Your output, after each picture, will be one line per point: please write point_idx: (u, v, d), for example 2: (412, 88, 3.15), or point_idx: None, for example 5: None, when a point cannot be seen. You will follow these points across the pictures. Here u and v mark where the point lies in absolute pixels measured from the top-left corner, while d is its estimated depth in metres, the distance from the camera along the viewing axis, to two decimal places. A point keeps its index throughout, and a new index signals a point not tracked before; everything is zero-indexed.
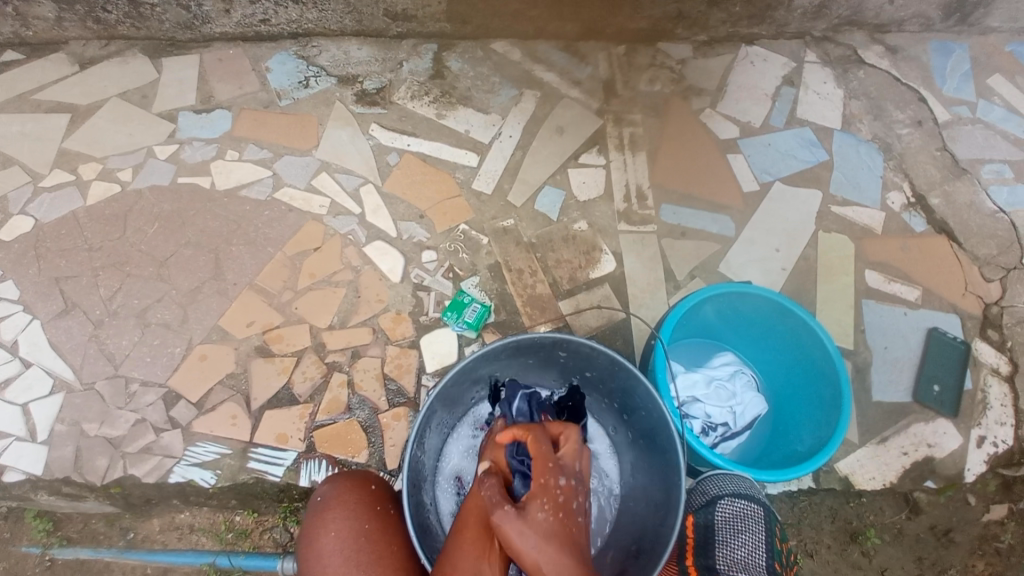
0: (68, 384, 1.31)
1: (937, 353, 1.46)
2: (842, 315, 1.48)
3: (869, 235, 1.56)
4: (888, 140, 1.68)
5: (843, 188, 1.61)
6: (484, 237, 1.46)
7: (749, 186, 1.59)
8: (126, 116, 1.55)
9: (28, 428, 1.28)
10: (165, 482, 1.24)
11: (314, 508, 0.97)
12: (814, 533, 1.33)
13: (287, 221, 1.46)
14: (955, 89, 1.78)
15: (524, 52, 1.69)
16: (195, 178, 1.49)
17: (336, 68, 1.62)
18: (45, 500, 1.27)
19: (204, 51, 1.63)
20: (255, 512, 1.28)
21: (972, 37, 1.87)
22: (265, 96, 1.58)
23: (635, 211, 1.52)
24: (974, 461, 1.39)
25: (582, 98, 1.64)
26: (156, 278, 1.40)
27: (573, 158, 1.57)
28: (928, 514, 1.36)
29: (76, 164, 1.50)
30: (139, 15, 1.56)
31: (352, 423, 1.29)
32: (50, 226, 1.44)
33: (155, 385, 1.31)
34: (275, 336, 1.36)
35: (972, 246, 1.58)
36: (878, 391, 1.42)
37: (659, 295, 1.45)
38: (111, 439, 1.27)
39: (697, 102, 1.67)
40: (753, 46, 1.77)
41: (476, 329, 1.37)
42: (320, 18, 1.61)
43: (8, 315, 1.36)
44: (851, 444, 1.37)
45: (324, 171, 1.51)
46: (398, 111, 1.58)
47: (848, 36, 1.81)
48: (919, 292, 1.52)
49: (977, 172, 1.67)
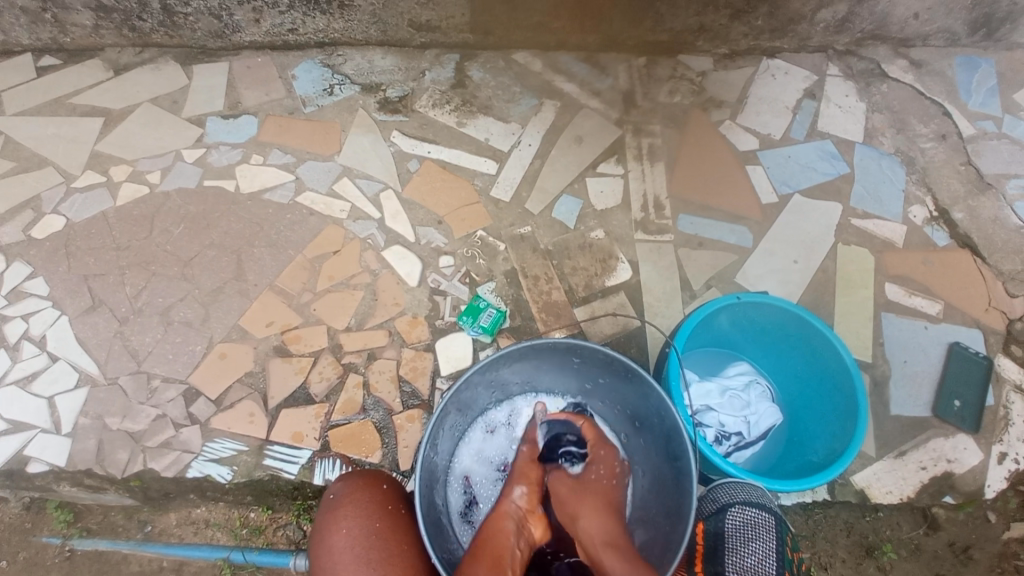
0: (93, 379, 1.34)
1: (956, 366, 1.43)
2: (863, 329, 1.45)
3: (890, 248, 1.54)
4: (911, 154, 1.66)
5: (864, 200, 1.59)
6: (501, 244, 1.48)
7: (768, 198, 1.58)
8: (158, 121, 1.60)
9: (53, 420, 1.31)
10: (183, 477, 1.27)
11: (326, 506, 0.98)
12: (828, 546, 1.30)
13: (309, 224, 1.49)
14: (981, 104, 1.76)
15: (545, 63, 1.71)
16: (221, 181, 1.53)
17: (360, 77, 1.66)
18: (67, 492, 1.30)
19: (234, 59, 1.68)
20: (269, 510, 1.29)
21: (998, 52, 1.85)
22: (291, 103, 1.62)
23: (652, 220, 1.52)
24: (994, 478, 1.35)
25: (601, 108, 1.65)
26: (181, 277, 1.44)
27: (591, 167, 1.58)
28: (947, 530, 1.33)
29: (108, 166, 1.55)
30: (173, 24, 1.62)
31: (367, 423, 1.30)
32: (81, 225, 1.49)
33: (177, 381, 1.34)
34: (294, 337, 1.38)
35: (996, 261, 1.55)
36: (896, 405, 1.40)
37: (675, 304, 1.45)
38: (133, 433, 1.30)
39: (716, 114, 1.67)
40: (774, 59, 1.77)
41: (491, 333, 1.37)
42: (346, 28, 1.65)
43: (39, 310, 1.41)
44: (870, 459, 1.35)
45: (345, 176, 1.54)
46: (420, 119, 1.61)
47: (871, 50, 1.80)
48: (941, 306, 1.49)
49: (1002, 186, 1.64)
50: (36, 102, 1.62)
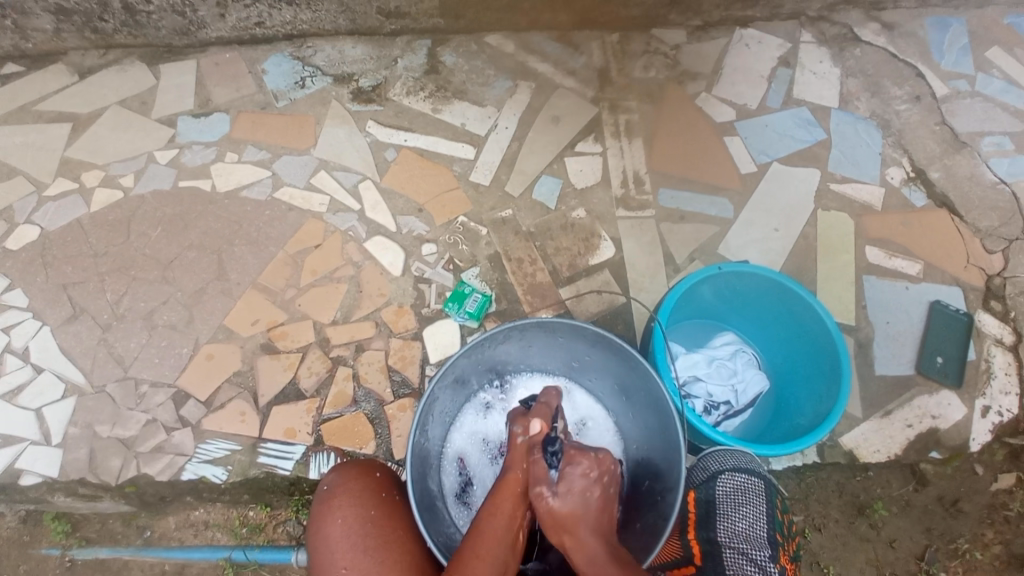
0: (80, 388, 1.33)
1: (939, 325, 1.45)
2: (845, 293, 1.47)
3: (870, 211, 1.56)
4: (886, 117, 1.67)
5: (842, 165, 1.60)
6: (482, 229, 1.47)
7: (747, 167, 1.58)
8: (127, 123, 1.57)
9: (43, 432, 1.30)
10: (178, 479, 1.27)
11: (320, 497, 0.98)
12: (821, 507, 1.33)
13: (288, 220, 1.47)
14: (953, 63, 1.76)
15: (518, 44, 1.69)
16: (196, 181, 1.51)
17: (331, 68, 1.64)
18: (61, 502, 1.29)
19: (201, 56, 1.65)
20: (267, 507, 1.29)
21: (970, 10, 1.85)
22: (262, 98, 1.60)
23: (633, 196, 1.52)
24: (978, 431, 1.39)
25: (577, 87, 1.64)
26: (162, 281, 1.42)
27: (570, 146, 1.57)
28: (936, 485, 1.36)
29: (79, 172, 1.52)
30: (136, 22, 1.58)
31: (359, 415, 1.31)
32: (57, 233, 1.46)
33: (165, 385, 1.33)
34: (280, 333, 1.37)
35: (973, 218, 1.57)
36: (880, 365, 1.42)
37: (659, 278, 1.45)
38: (124, 440, 1.29)
39: (692, 86, 1.67)
40: (747, 29, 1.76)
41: (477, 318, 1.37)
42: (314, 18, 1.62)
43: (20, 322, 1.39)
44: (854, 419, 1.37)
45: (322, 169, 1.52)
46: (394, 108, 1.59)
47: (843, 14, 1.80)
48: (921, 266, 1.51)
49: (977, 144, 1.65)
50: (0, 111, 1.58)
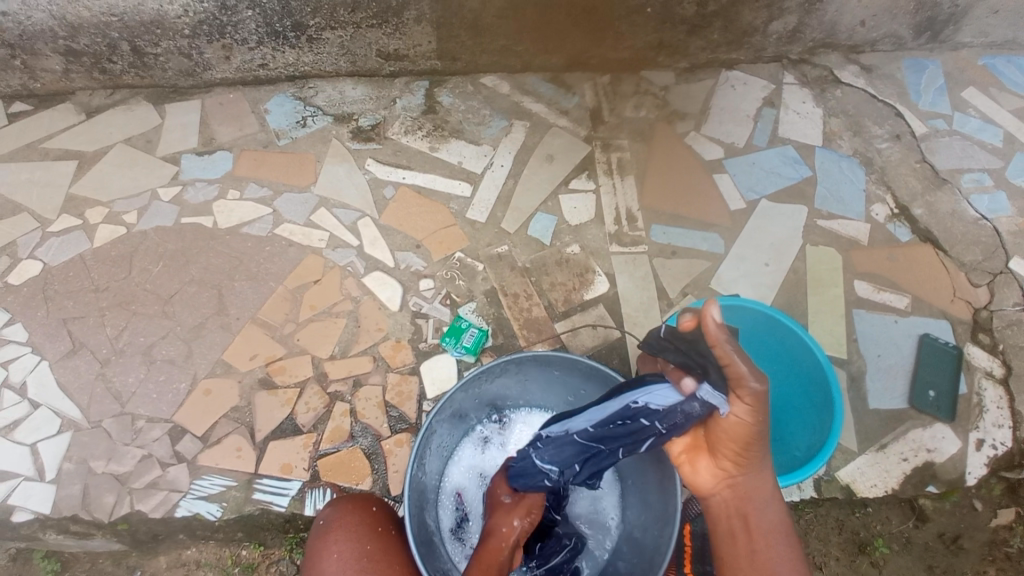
0: (75, 423, 1.33)
1: (929, 358, 1.48)
2: (835, 326, 1.50)
3: (856, 246, 1.60)
4: (869, 155, 1.73)
5: (827, 202, 1.65)
6: (479, 264, 1.50)
7: (736, 204, 1.63)
8: (132, 161, 1.61)
9: (36, 468, 1.30)
10: (172, 516, 1.26)
11: (316, 531, 0.98)
12: (821, 545, 1.33)
13: (288, 256, 1.50)
14: (931, 103, 1.84)
15: (512, 85, 1.76)
16: (198, 217, 1.54)
17: (333, 107, 1.69)
18: (52, 540, 1.27)
19: (205, 95, 1.70)
20: (261, 546, 1.27)
21: (945, 53, 1.94)
22: (264, 137, 1.64)
23: (626, 232, 1.56)
24: (973, 465, 1.40)
25: (570, 126, 1.70)
26: (161, 315, 1.44)
27: (564, 184, 1.62)
28: (935, 521, 1.36)
29: (83, 209, 1.55)
30: (144, 64, 1.64)
31: (356, 450, 1.31)
32: (58, 268, 1.48)
33: (162, 420, 1.33)
34: (278, 368, 1.38)
35: (957, 253, 1.61)
36: (873, 398, 1.44)
37: (653, 312, 1.48)
38: (118, 476, 1.28)
39: (682, 126, 1.73)
40: (733, 70, 1.84)
41: (474, 353, 1.40)
42: (316, 60, 1.68)
43: (17, 357, 1.39)
44: (851, 452, 1.38)
45: (322, 207, 1.56)
46: (393, 146, 1.64)
47: (824, 57, 1.88)
48: (908, 299, 1.55)
49: (957, 181, 1.71)
50: (7, 148, 1.62)
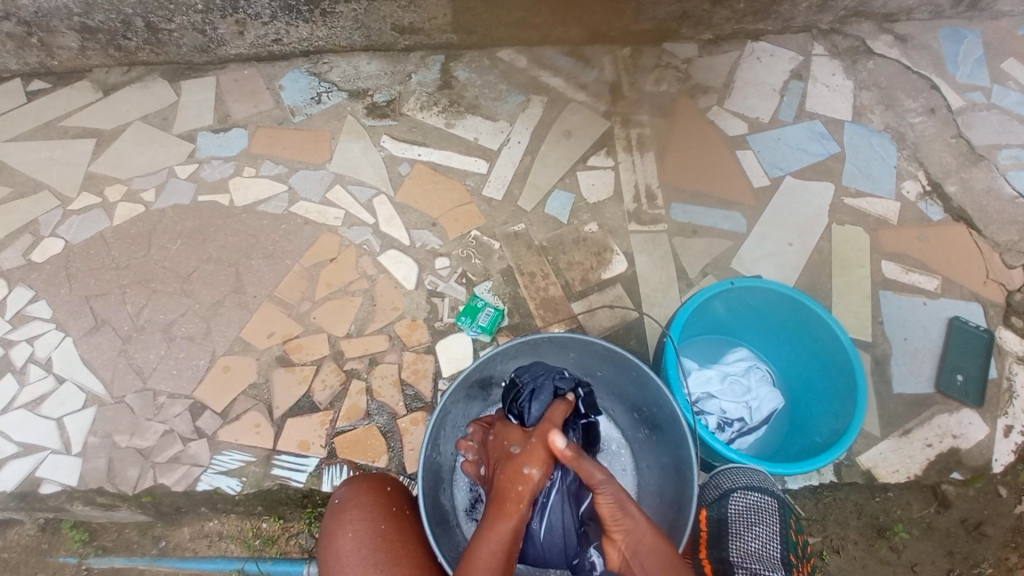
0: (99, 398, 1.36)
1: (958, 341, 1.43)
2: (861, 308, 1.46)
3: (884, 225, 1.55)
4: (901, 130, 1.66)
5: (856, 178, 1.60)
6: (495, 243, 1.48)
7: (759, 181, 1.58)
8: (149, 139, 1.61)
9: (63, 442, 1.33)
10: (194, 490, 1.28)
11: (332, 510, 1.00)
12: (840, 529, 1.31)
13: (303, 234, 1.50)
14: (969, 75, 1.75)
15: (530, 59, 1.71)
16: (215, 195, 1.54)
17: (347, 83, 1.67)
18: (81, 511, 1.31)
19: (220, 72, 1.69)
20: (280, 519, 1.30)
21: (985, 22, 1.84)
22: (279, 114, 1.63)
23: (645, 211, 1.53)
24: (1000, 451, 1.36)
25: (589, 101, 1.65)
26: (180, 293, 1.45)
27: (582, 161, 1.58)
28: (958, 507, 1.33)
29: (102, 186, 1.56)
30: (159, 40, 1.62)
31: (372, 428, 1.32)
32: (79, 246, 1.50)
33: (182, 396, 1.35)
34: (295, 346, 1.39)
35: (991, 233, 1.55)
36: (898, 382, 1.40)
37: (672, 293, 1.45)
38: (142, 450, 1.31)
39: (704, 100, 1.67)
40: (759, 42, 1.77)
41: (490, 332, 1.38)
42: (330, 35, 1.65)
43: (42, 333, 1.42)
44: (872, 437, 1.35)
45: (337, 184, 1.55)
46: (408, 123, 1.62)
47: (856, 27, 1.80)
48: (938, 281, 1.50)
49: (994, 157, 1.64)
50: (27, 127, 1.63)
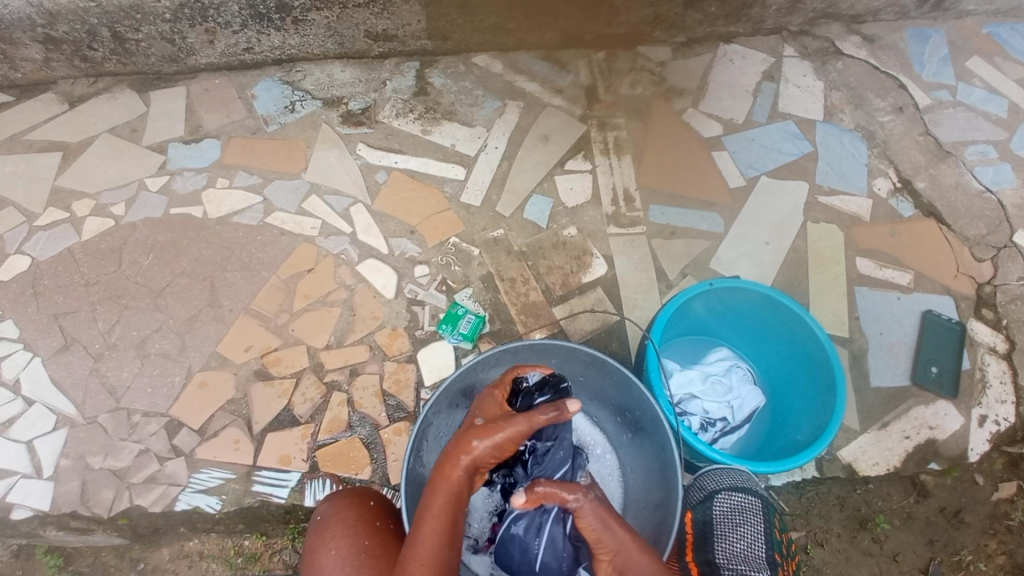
0: (70, 420, 1.32)
1: (932, 335, 1.46)
2: (837, 305, 1.48)
3: (858, 222, 1.57)
4: (871, 128, 1.69)
5: (829, 177, 1.62)
6: (475, 249, 1.48)
7: (735, 181, 1.60)
8: (118, 151, 1.57)
9: (33, 466, 1.29)
10: (172, 510, 1.26)
11: (314, 527, 0.98)
12: (823, 522, 1.32)
13: (280, 245, 1.47)
14: (935, 74, 1.79)
15: (505, 64, 1.71)
16: (187, 208, 1.51)
17: (321, 91, 1.65)
18: (53, 536, 1.26)
19: (191, 82, 1.66)
20: (263, 536, 1.26)
21: (949, 21, 1.89)
22: (253, 123, 1.61)
23: (624, 213, 1.54)
24: (976, 441, 1.39)
25: (565, 105, 1.66)
26: (153, 309, 1.42)
27: (560, 165, 1.58)
28: (936, 496, 1.35)
29: (70, 201, 1.52)
30: (126, 51, 1.59)
31: (354, 440, 1.30)
32: (47, 263, 1.46)
33: (157, 414, 1.32)
34: (273, 359, 1.36)
35: (961, 227, 1.59)
36: (875, 376, 1.42)
37: (652, 295, 1.46)
38: (116, 471, 1.28)
39: (679, 102, 1.69)
40: (731, 44, 1.79)
41: (471, 340, 1.37)
42: (303, 43, 1.63)
43: (10, 354, 1.38)
44: (853, 432, 1.37)
45: (313, 193, 1.53)
46: (385, 130, 1.60)
47: (825, 28, 1.83)
48: (911, 276, 1.52)
49: (961, 153, 1.68)
50: None
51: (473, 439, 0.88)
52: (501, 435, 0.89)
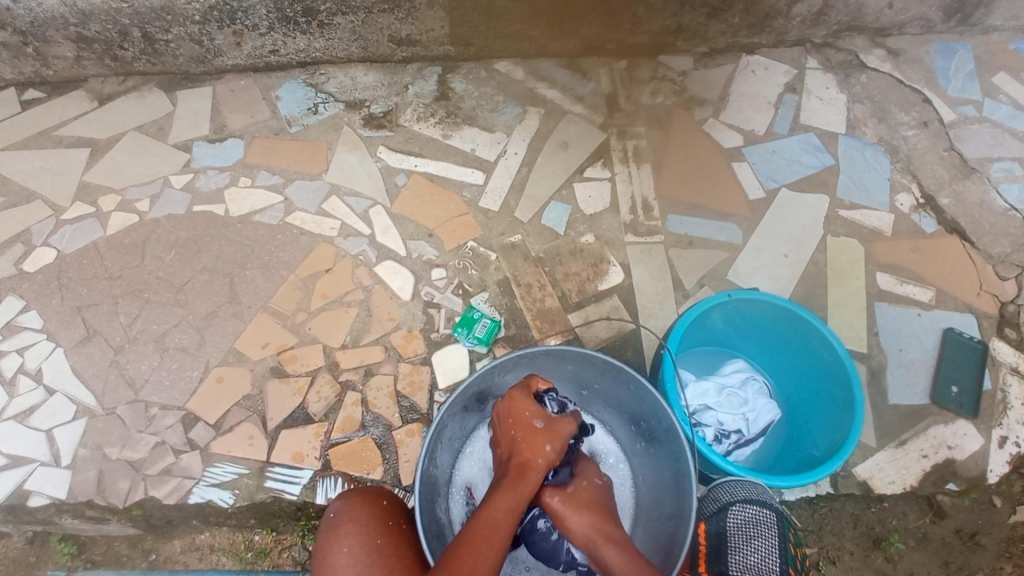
0: (90, 410, 1.34)
1: (953, 354, 1.44)
2: (856, 320, 1.46)
3: (879, 237, 1.56)
4: (894, 142, 1.68)
5: (850, 191, 1.61)
6: (492, 253, 1.48)
7: (755, 193, 1.59)
8: (145, 148, 1.61)
9: (52, 454, 1.31)
10: (185, 503, 1.27)
11: (326, 523, 0.98)
12: (835, 539, 1.30)
13: (299, 244, 1.49)
14: (960, 89, 1.77)
15: (527, 71, 1.72)
16: (210, 205, 1.54)
17: (344, 94, 1.67)
18: (69, 524, 1.28)
19: (217, 82, 1.69)
20: (273, 532, 1.28)
21: (976, 37, 1.87)
22: (276, 124, 1.63)
23: (642, 222, 1.53)
24: (996, 462, 1.36)
25: (585, 113, 1.66)
26: (174, 304, 1.44)
27: (579, 172, 1.59)
28: (953, 517, 1.33)
29: (96, 196, 1.55)
30: (155, 51, 1.62)
31: (367, 440, 1.30)
32: (72, 256, 1.49)
33: (175, 407, 1.34)
34: (290, 357, 1.38)
35: (985, 244, 1.56)
36: (894, 394, 1.40)
37: (668, 304, 1.45)
38: (133, 462, 1.29)
39: (700, 112, 1.69)
40: (753, 55, 1.78)
41: (486, 344, 1.37)
42: (327, 46, 1.66)
43: (34, 343, 1.40)
44: (869, 448, 1.35)
45: (333, 194, 1.55)
46: (405, 133, 1.62)
47: (848, 41, 1.82)
48: (933, 292, 1.50)
49: (986, 170, 1.65)
50: (22, 136, 1.62)
51: (540, 447, 0.96)
52: (563, 435, 0.99)
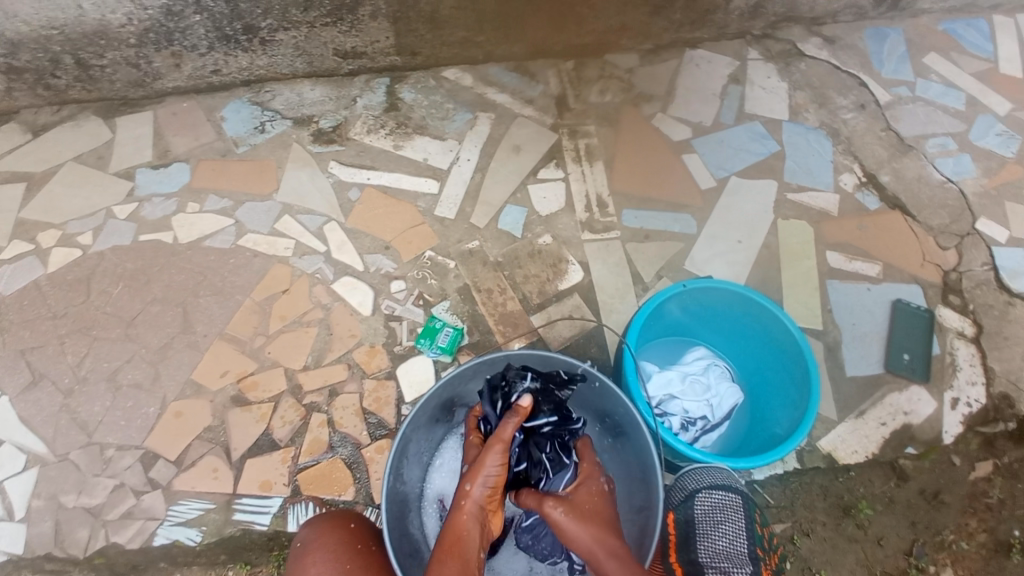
0: (42, 458, 1.28)
1: (903, 323, 1.49)
2: (810, 299, 1.50)
3: (826, 218, 1.60)
4: (834, 126, 1.73)
5: (796, 175, 1.65)
6: (451, 262, 1.47)
7: (706, 182, 1.62)
8: (85, 179, 1.55)
9: (4, 507, 1.24)
10: (150, 546, 1.22)
11: (293, 555, 0.96)
12: (807, 513, 1.33)
13: (253, 267, 1.46)
14: (893, 71, 1.85)
15: (475, 77, 1.72)
16: (157, 234, 1.49)
17: (291, 111, 1.64)
18: None
19: (158, 106, 1.64)
20: (247, 565, 1.21)
21: (904, 20, 1.95)
22: (222, 145, 1.59)
23: (598, 219, 1.55)
24: (950, 423, 1.41)
25: (535, 115, 1.67)
26: (125, 338, 1.39)
27: (532, 174, 1.59)
28: (916, 479, 1.37)
29: (34, 233, 1.49)
30: (90, 78, 1.57)
31: (336, 461, 1.28)
32: (12, 297, 1.42)
33: (132, 447, 1.29)
34: (250, 384, 1.34)
35: (925, 217, 1.62)
36: (851, 366, 1.45)
37: (629, 298, 1.47)
38: (91, 508, 1.24)
39: (647, 107, 1.71)
40: (696, 49, 1.82)
41: (450, 352, 1.37)
42: (271, 63, 1.63)
43: None
44: (831, 422, 1.39)
45: (286, 214, 1.52)
46: (356, 147, 1.60)
47: (786, 31, 1.88)
48: (880, 266, 1.56)
49: (922, 146, 1.72)
50: None
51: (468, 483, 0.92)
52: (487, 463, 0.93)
